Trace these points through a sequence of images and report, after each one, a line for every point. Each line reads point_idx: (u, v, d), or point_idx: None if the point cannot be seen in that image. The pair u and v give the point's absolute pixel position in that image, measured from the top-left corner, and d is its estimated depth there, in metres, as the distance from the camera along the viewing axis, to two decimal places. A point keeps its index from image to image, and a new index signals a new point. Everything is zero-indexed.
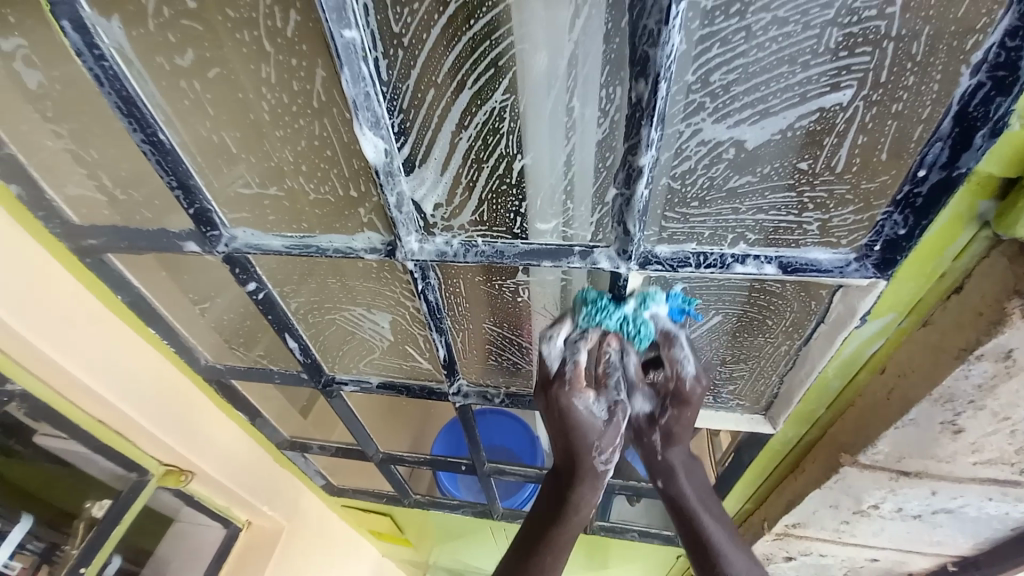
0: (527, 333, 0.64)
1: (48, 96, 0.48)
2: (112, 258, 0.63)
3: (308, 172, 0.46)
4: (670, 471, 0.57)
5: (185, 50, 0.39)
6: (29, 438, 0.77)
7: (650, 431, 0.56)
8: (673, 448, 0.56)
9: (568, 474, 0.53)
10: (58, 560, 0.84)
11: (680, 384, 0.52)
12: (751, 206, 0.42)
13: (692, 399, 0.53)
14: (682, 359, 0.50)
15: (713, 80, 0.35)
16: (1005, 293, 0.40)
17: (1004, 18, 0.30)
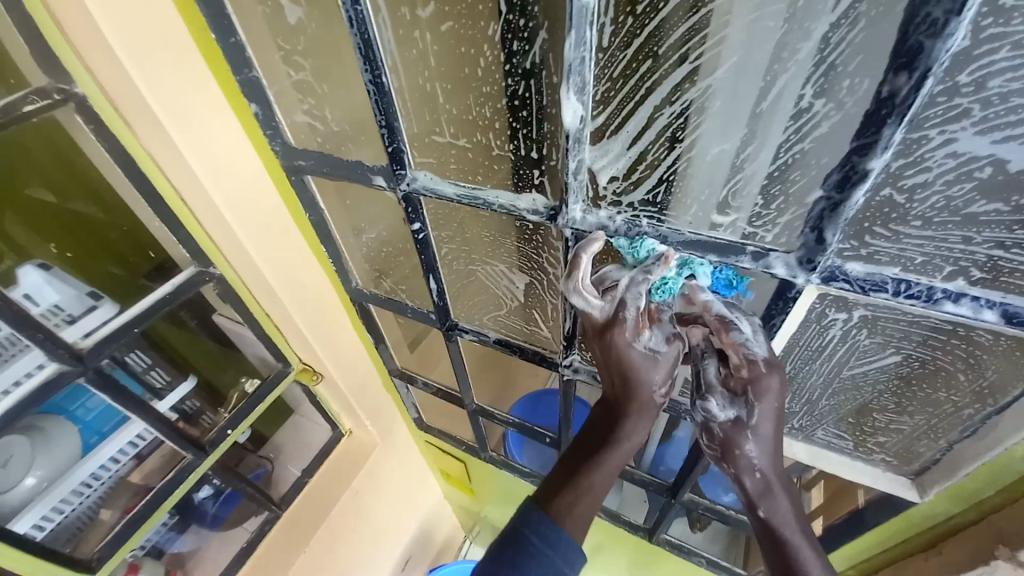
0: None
1: (302, 32, 0.56)
2: (311, 179, 0.74)
3: (500, 130, 0.50)
4: (766, 487, 0.49)
5: (428, 4, 0.44)
6: (208, 315, 0.93)
7: (735, 433, 0.49)
8: (754, 444, 0.48)
9: (621, 402, 0.54)
10: (207, 421, 1.00)
11: (755, 368, 0.47)
12: (988, 239, 0.36)
13: (771, 387, 0.47)
14: (748, 342, 0.47)
15: (990, 86, 0.30)
16: None
17: None
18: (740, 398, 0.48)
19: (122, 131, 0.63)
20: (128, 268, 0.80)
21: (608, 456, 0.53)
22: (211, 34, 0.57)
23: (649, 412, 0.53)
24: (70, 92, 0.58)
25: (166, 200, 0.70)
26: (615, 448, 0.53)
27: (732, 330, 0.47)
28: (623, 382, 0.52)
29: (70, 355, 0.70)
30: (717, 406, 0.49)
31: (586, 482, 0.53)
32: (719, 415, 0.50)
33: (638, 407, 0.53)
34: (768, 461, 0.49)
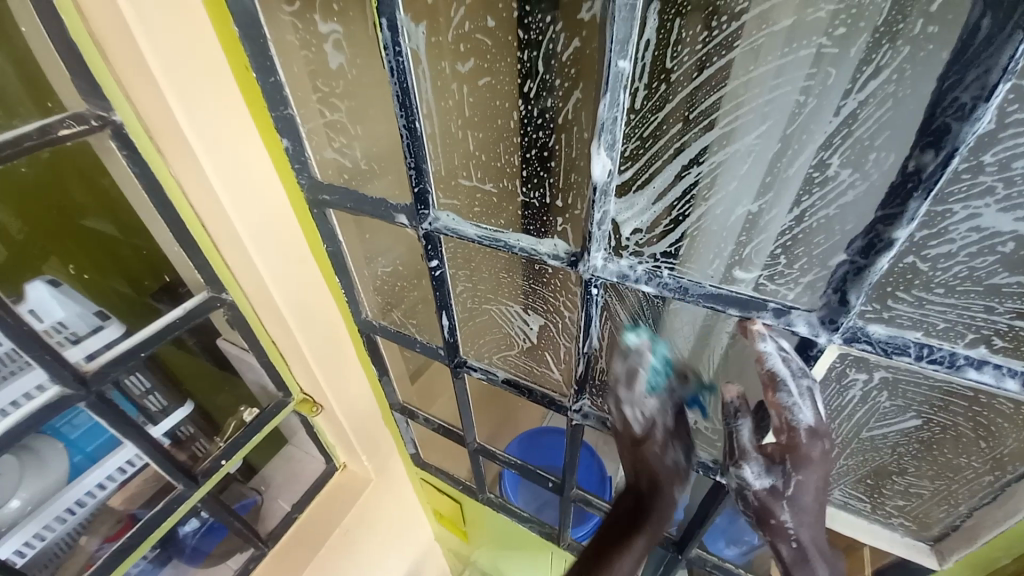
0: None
1: (342, 77, 0.59)
2: (332, 212, 0.75)
3: (527, 178, 0.53)
4: (802, 556, 0.50)
5: (469, 60, 0.48)
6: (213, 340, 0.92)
7: (773, 503, 0.50)
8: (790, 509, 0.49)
9: (634, 522, 0.57)
10: (200, 450, 0.97)
11: (795, 437, 0.47)
12: (1010, 309, 0.37)
13: (812, 457, 0.47)
14: (793, 406, 0.46)
15: (1015, 167, 0.31)
16: None
17: None
18: (775, 463, 0.48)
19: (154, 157, 0.65)
20: (136, 288, 0.80)
21: (631, 545, 0.56)
22: (252, 75, 0.60)
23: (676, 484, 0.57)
24: (108, 119, 0.60)
25: (186, 224, 0.71)
26: (644, 527, 0.57)
27: (778, 391, 0.46)
28: (658, 475, 0.57)
29: (75, 376, 0.69)
30: (752, 473, 0.50)
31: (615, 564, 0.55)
32: (756, 482, 0.50)
33: (661, 483, 0.57)
34: (801, 523, 0.49)
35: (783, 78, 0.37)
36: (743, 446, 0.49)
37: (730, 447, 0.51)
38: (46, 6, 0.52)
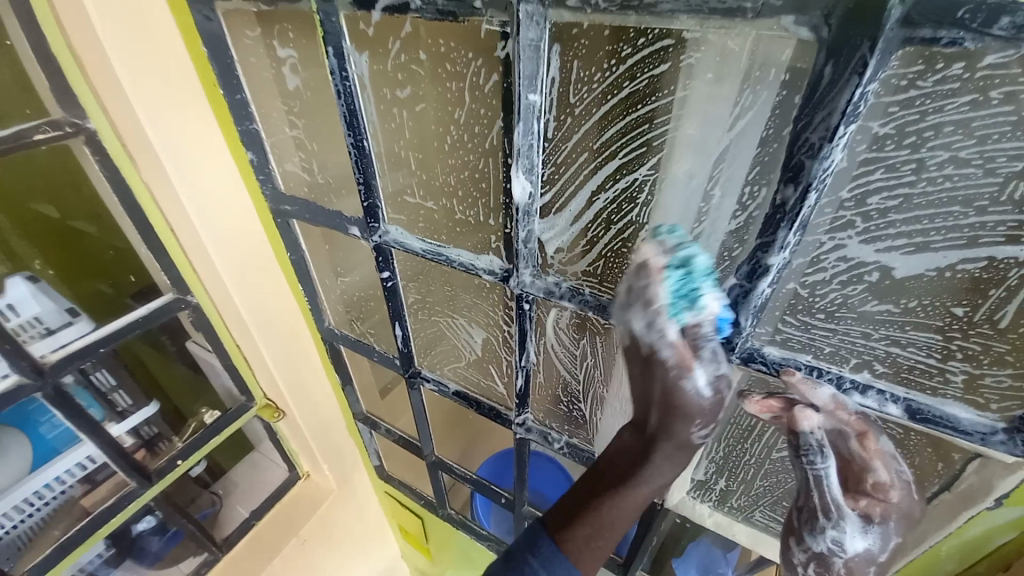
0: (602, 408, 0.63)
1: (299, 97, 0.62)
2: (296, 222, 0.78)
3: (463, 198, 0.54)
4: None
5: (406, 88, 0.49)
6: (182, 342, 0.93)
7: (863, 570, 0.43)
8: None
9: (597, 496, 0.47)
10: (161, 448, 0.97)
11: (895, 493, 0.42)
12: (884, 335, 0.39)
13: (904, 508, 0.42)
14: (888, 452, 0.41)
15: (868, 203, 0.34)
16: None
17: None
18: (871, 523, 0.42)
19: (126, 165, 0.68)
20: (117, 290, 0.82)
21: (625, 501, 0.46)
22: (220, 91, 0.63)
23: (704, 414, 0.43)
24: (83, 127, 0.63)
25: (154, 227, 0.74)
26: (640, 489, 0.46)
27: (878, 437, 0.41)
28: (670, 410, 0.42)
29: (33, 368, 0.71)
30: (849, 534, 0.42)
31: (585, 532, 0.47)
32: (850, 548, 0.43)
33: (678, 429, 0.43)
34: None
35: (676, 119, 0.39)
36: (835, 500, 0.42)
37: (819, 503, 0.43)
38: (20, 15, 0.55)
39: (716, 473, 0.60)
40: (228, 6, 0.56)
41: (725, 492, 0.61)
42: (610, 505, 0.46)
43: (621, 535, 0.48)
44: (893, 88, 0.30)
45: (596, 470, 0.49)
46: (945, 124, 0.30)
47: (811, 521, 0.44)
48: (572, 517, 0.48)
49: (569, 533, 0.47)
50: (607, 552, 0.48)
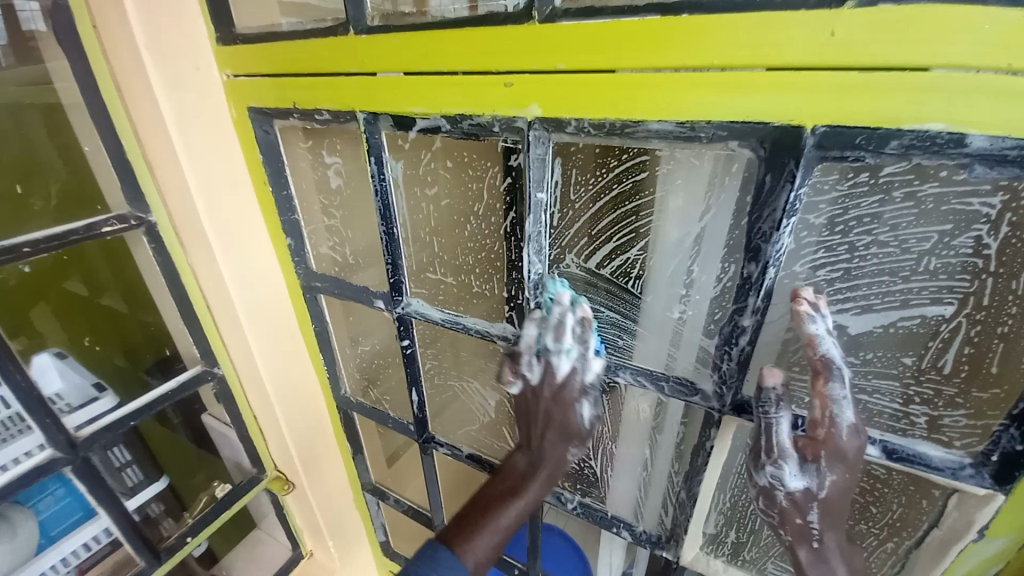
0: (614, 459, 0.69)
1: (339, 193, 0.73)
2: (323, 297, 0.86)
3: (479, 274, 0.63)
4: (818, 558, 0.45)
5: (433, 187, 0.61)
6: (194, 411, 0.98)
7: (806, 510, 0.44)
8: (830, 527, 0.45)
9: (514, 482, 0.58)
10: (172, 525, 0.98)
11: (832, 432, 0.41)
12: (851, 384, 0.46)
13: (847, 453, 0.42)
14: (840, 401, 0.41)
15: (819, 275, 0.42)
16: None
17: None
18: (807, 463, 0.43)
19: (176, 249, 0.77)
20: (132, 361, 0.88)
21: (506, 505, 0.56)
22: (268, 188, 0.73)
23: (577, 437, 0.56)
24: (145, 220, 0.72)
25: (194, 303, 0.82)
26: (518, 498, 0.57)
27: (830, 382, 0.40)
28: (552, 432, 0.57)
29: (68, 441, 0.74)
30: (788, 473, 0.44)
31: (479, 535, 0.54)
32: (788, 484, 0.44)
33: (558, 445, 0.57)
34: (826, 524, 0.44)
35: (657, 211, 0.48)
36: (778, 442, 0.44)
37: (763, 443, 0.45)
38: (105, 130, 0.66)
39: (725, 525, 0.63)
40: (285, 124, 0.69)
41: (736, 544, 0.64)
42: (498, 513, 0.56)
43: (503, 542, 0.55)
44: (822, 190, 0.39)
45: (494, 483, 0.59)
46: (865, 215, 0.39)
47: (755, 458, 0.46)
48: (461, 521, 0.56)
49: (459, 536, 0.54)
50: (490, 557, 0.55)
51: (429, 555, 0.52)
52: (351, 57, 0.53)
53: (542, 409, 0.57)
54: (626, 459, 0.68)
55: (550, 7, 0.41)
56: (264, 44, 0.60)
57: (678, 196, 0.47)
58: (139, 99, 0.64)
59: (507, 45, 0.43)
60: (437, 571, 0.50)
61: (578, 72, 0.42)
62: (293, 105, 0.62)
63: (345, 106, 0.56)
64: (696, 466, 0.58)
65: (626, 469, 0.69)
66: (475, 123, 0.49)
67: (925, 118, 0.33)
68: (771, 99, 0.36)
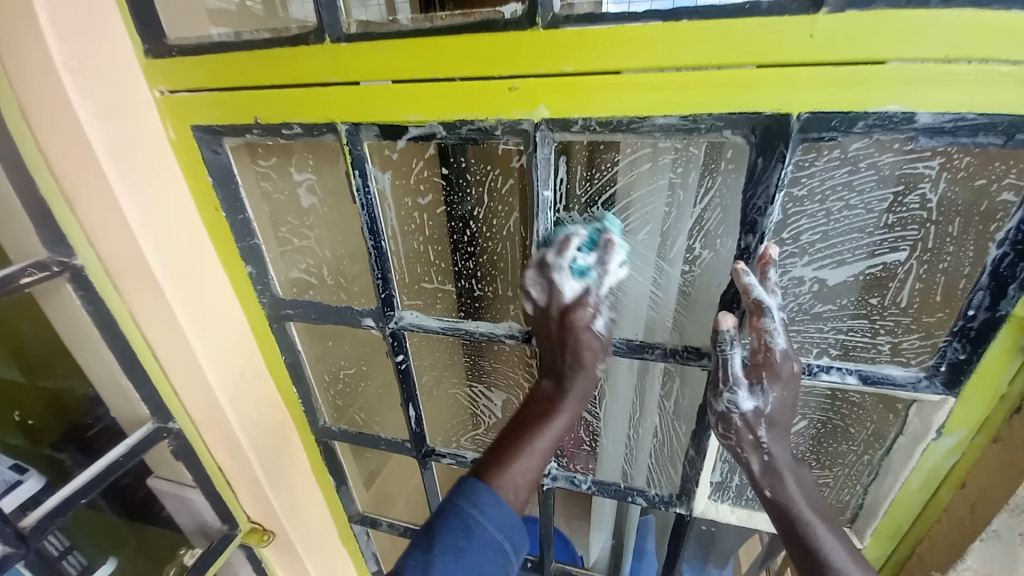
0: (602, 430, 0.77)
1: (313, 212, 0.69)
2: (292, 324, 0.79)
3: (481, 277, 0.64)
4: (774, 470, 0.52)
5: (427, 195, 0.60)
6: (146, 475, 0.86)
7: (755, 425, 0.51)
8: (777, 442, 0.52)
9: (550, 406, 0.57)
10: None
11: (770, 356, 0.48)
12: (832, 327, 0.54)
13: (783, 374, 0.49)
14: (773, 331, 0.48)
15: (802, 239, 0.49)
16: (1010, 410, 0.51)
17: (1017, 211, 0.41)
18: (755, 386, 0.50)
19: (110, 295, 0.66)
20: (30, 437, 0.74)
21: (547, 427, 0.56)
22: (221, 214, 0.66)
23: (592, 355, 0.55)
24: (69, 264, 0.62)
25: (138, 355, 0.71)
26: (552, 419, 0.56)
27: (763, 317, 0.47)
28: (574, 353, 0.55)
29: (15, 533, 0.62)
30: (742, 396, 0.51)
31: (523, 458, 0.54)
32: (742, 406, 0.51)
33: (580, 367, 0.56)
34: (774, 437, 0.51)
35: (649, 197, 0.53)
36: (733, 373, 0.51)
37: (720, 375, 0.52)
38: (11, 164, 0.56)
39: (729, 472, 0.71)
40: (237, 142, 0.62)
41: (740, 486, 0.71)
42: (536, 437, 0.55)
43: (542, 465, 0.55)
44: (804, 166, 0.45)
45: (525, 409, 0.59)
46: (839, 184, 0.46)
47: (714, 389, 0.53)
48: (495, 453, 0.55)
49: (496, 468, 0.53)
50: (530, 483, 0.54)
51: (471, 495, 0.50)
52: (326, 66, 0.49)
53: (552, 331, 0.56)
54: (614, 431, 0.76)
55: (552, 12, 0.42)
56: (210, 55, 0.54)
57: (680, 182, 0.51)
58: (52, 125, 0.55)
59: (510, 50, 0.44)
60: (485, 514, 0.49)
61: (583, 74, 0.44)
62: (252, 119, 0.56)
63: (320, 118, 0.53)
64: (705, 424, 0.63)
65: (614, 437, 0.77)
66: (476, 127, 0.49)
67: (886, 102, 0.39)
68: (761, 92, 0.41)
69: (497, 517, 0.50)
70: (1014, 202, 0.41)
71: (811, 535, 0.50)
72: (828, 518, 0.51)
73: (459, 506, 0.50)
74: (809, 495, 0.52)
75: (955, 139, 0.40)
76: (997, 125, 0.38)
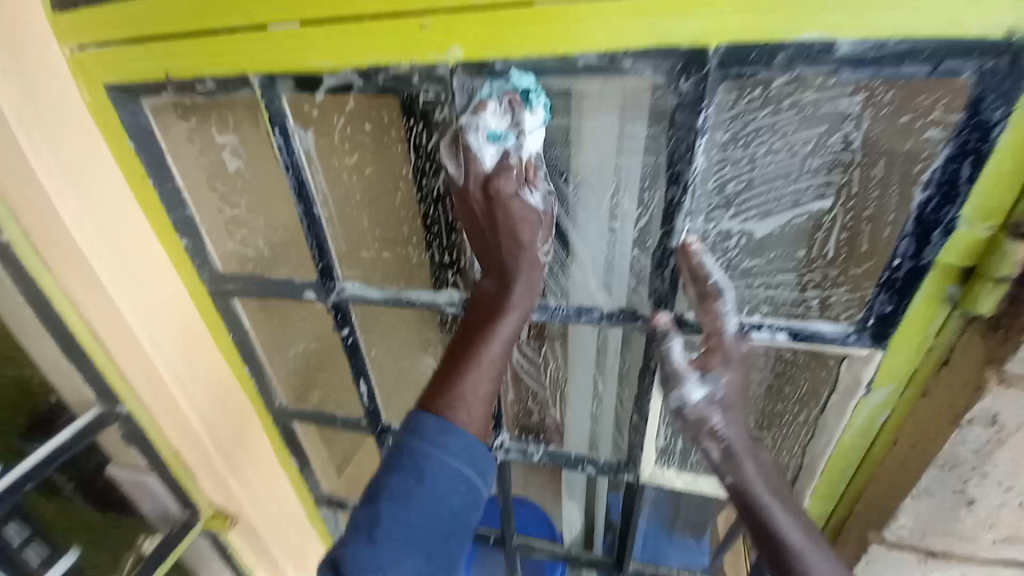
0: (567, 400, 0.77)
1: (241, 177, 0.67)
2: (237, 300, 0.77)
3: (418, 242, 0.65)
4: (731, 454, 0.50)
5: (353, 154, 0.60)
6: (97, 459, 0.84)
7: (708, 412, 0.50)
8: (733, 429, 0.50)
9: (505, 272, 0.51)
10: None
11: (721, 340, 0.50)
12: (761, 282, 0.53)
13: (734, 357, 0.50)
14: (726, 313, 0.49)
15: (727, 190, 0.49)
16: (936, 364, 0.51)
17: (943, 151, 0.40)
18: (706, 373, 0.50)
19: (37, 271, 0.63)
20: None
21: (495, 332, 0.51)
22: (149, 183, 0.64)
23: (530, 232, 0.50)
24: None
25: (75, 335, 0.68)
26: (499, 321, 0.51)
27: (719, 299, 0.49)
28: (509, 233, 0.50)
29: None
30: (691, 389, 0.51)
31: (479, 367, 0.50)
32: (693, 398, 0.50)
33: (519, 248, 0.50)
34: (728, 420, 0.50)
35: (572, 146, 0.52)
36: (681, 363, 0.51)
37: (669, 368, 0.52)
38: None
39: (674, 436, 0.71)
40: (158, 104, 0.60)
41: (684, 450, 0.72)
42: (495, 338, 0.50)
43: (496, 375, 0.51)
44: (727, 108, 0.44)
45: (469, 314, 0.54)
46: (761, 127, 0.45)
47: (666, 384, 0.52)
48: (444, 367, 0.51)
49: (445, 385, 0.49)
50: (488, 397, 0.50)
51: (417, 429, 0.47)
52: (234, 12, 0.47)
53: (480, 210, 0.50)
54: (577, 401, 0.76)
55: None
56: (116, 5, 0.51)
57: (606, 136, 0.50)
58: None
59: None
60: (438, 447, 0.46)
61: (498, 15, 0.42)
62: (164, 75, 0.54)
63: (235, 70, 0.51)
64: (646, 386, 0.63)
65: (576, 411, 0.76)
66: (391, 75, 0.47)
67: (802, 32, 0.38)
68: (674, 29, 0.40)
69: (452, 447, 0.47)
70: (942, 138, 0.40)
71: (767, 516, 0.47)
72: (786, 501, 0.49)
73: (405, 443, 0.47)
74: (768, 479, 0.49)
75: (879, 70, 0.38)
76: (921, 51, 0.36)
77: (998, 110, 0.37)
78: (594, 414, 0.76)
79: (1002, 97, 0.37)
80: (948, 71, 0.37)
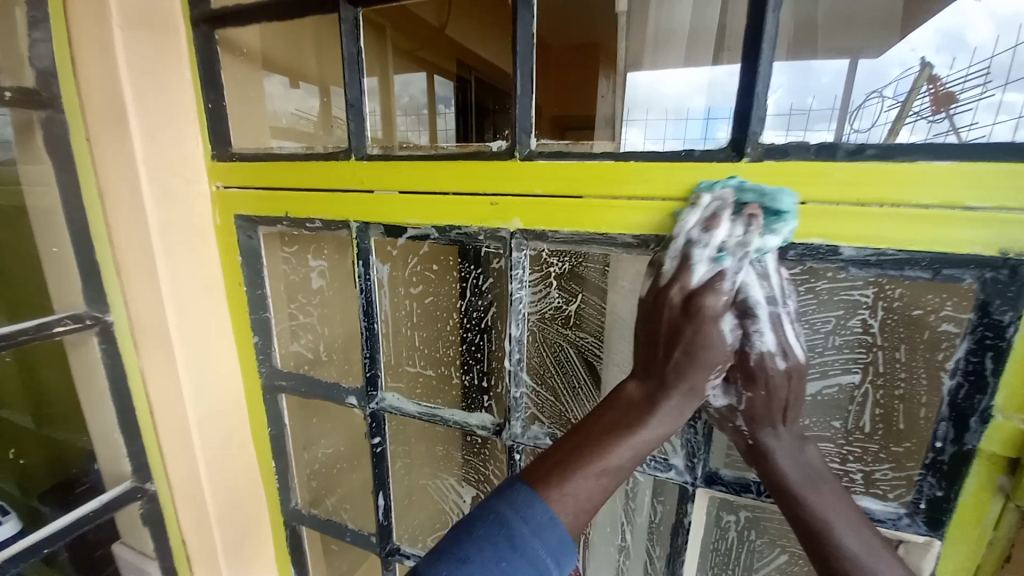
0: (587, 549, 0.71)
1: (319, 294, 0.81)
2: (284, 396, 0.82)
3: (459, 363, 0.69)
4: (758, 444, 0.44)
5: (417, 287, 0.69)
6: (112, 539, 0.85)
7: (731, 416, 0.46)
8: (761, 428, 0.44)
9: (658, 374, 0.44)
10: None
11: (746, 360, 0.43)
12: None
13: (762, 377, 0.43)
14: (756, 334, 0.42)
15: None
16: (999, 559, 0.46)
17: (962, 342, 0.43)
18: (730, 386, 0.45)
19: (127, 350, 0.72)
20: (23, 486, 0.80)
21: (624, 445, 0.42)
22: (242, 289, 0.74)
23: (714, 355, 0.42)
24: (101, 319, 0.70)
25: (137, 412, 0.75)
26: (636, 437, 0.42)
27: (748, 322, 0.42)
28: (686, 351, 0.42)
29: None
30: (715, 397, 0.46)
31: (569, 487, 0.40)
32: (714, 403, 0.46)
33: (694, 365, 0.42)
34: (759, 426, 0.44)
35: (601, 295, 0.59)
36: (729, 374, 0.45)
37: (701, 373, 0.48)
38: (84, 231, 0.67)
39: None
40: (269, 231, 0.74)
41: None
42: (606, 452, 0.41)
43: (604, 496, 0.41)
44: None
45: (591, 419, 0.45)
46: None
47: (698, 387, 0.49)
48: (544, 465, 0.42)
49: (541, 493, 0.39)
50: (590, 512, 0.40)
51: (514, 502, 0.39)
52: (348, 176, 0.60)
53: (664, 323, 0.43)
54: (595, 550, 0.71)
55: (528, 149, 0.52)
56: (259, 162, 0.67)
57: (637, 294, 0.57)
58: (119, 201, 0.66)
59: (493, 174, 0.54)
60: (535, 538, 0.37)
61: (551, 195, 0.52)
62: (283, 214, 0.67)
63: (340, 216, 0.62)
64: (678, 548, 0.58)
65: (598, 562, 0.71)
66: (463, 232, 0.57)
67: (810, 235, 0.44)
68: None
69: (546, 538, 0.37)
70: (957, 332, 0.43)
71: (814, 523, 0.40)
72: (838, 498, 0.42)
73: (499, 518, 0.38)
74: (806, 470, 0.43)
75: (883, 271, 0.43)
76: (920, 260, 0.42)
77: (1006, 314, 0.40)
78: (619, 568, 0.70)
79: (1009, 303, 0.40)
80: (950, 277, 0.41)
